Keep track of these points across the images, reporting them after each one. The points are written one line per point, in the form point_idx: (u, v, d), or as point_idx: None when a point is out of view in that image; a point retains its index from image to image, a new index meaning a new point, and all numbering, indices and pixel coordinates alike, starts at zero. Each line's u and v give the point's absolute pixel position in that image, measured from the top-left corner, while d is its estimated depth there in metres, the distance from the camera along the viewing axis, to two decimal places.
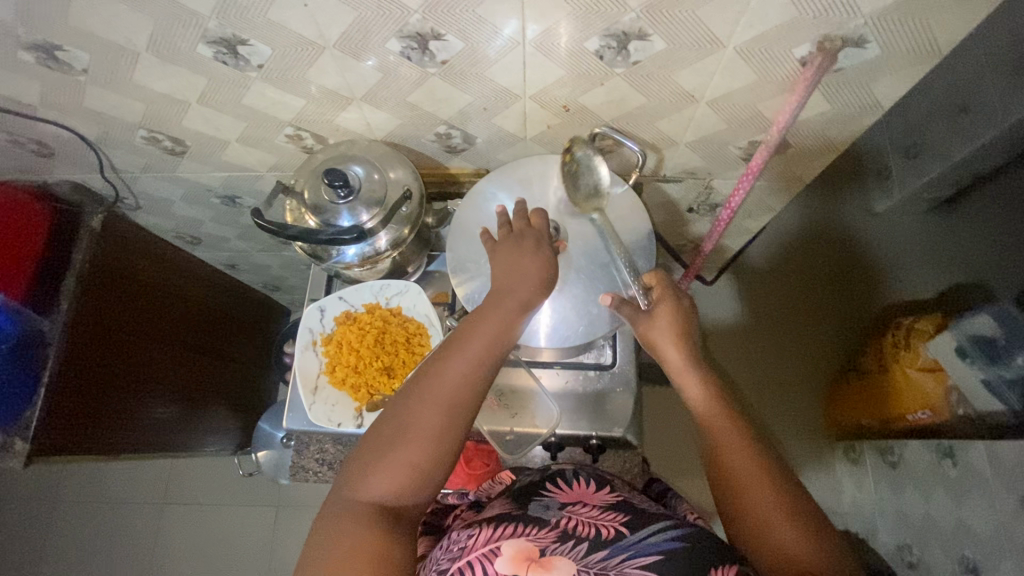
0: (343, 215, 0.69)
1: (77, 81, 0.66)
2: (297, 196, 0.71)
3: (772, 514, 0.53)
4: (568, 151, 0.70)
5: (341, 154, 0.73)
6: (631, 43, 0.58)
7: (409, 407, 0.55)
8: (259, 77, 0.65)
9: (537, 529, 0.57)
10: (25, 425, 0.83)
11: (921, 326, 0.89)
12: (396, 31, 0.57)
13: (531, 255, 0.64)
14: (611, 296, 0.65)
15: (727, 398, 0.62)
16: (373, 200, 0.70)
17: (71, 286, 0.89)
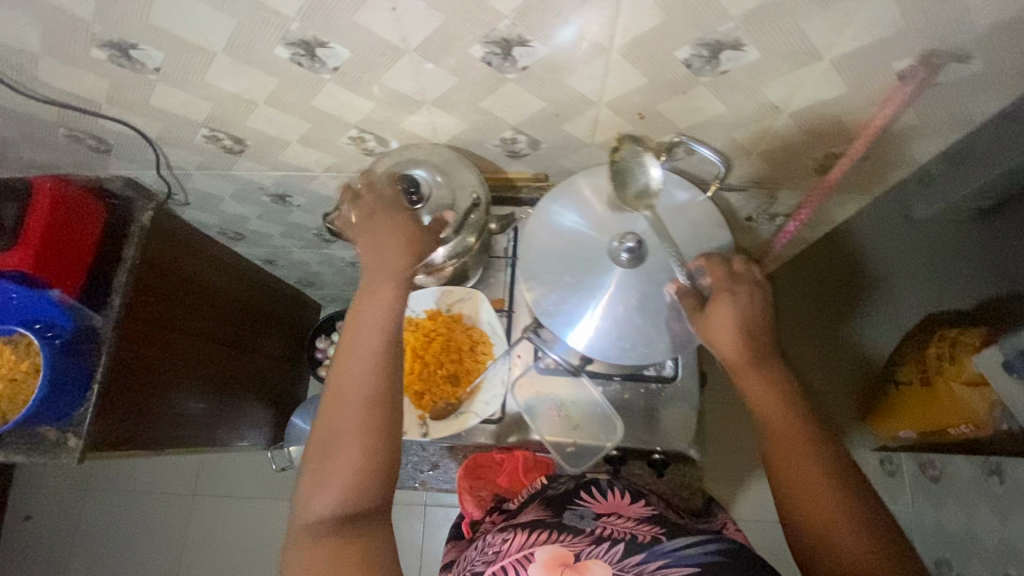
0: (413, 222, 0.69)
1: (147, 80, 0.65)
2: (365, 201, 0.70)
3: (830, 515, 0.51)
4: (613, 153, 0.63)
5: (407, 158, 0.72)
6: (723, 52, 0.56)
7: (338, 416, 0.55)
8: (332, 80, 0.63)
9: (570, 536, 0.55)
10: (79, 422, 0.84)
11: (965, 338, 0.85)
12: (483, 36, 0.56)
13: (385, 233, 0.64)
14: (678, 285, 0.65)
15: (788, 395, 0.58)
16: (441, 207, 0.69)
17: (123, 281, 0.88)
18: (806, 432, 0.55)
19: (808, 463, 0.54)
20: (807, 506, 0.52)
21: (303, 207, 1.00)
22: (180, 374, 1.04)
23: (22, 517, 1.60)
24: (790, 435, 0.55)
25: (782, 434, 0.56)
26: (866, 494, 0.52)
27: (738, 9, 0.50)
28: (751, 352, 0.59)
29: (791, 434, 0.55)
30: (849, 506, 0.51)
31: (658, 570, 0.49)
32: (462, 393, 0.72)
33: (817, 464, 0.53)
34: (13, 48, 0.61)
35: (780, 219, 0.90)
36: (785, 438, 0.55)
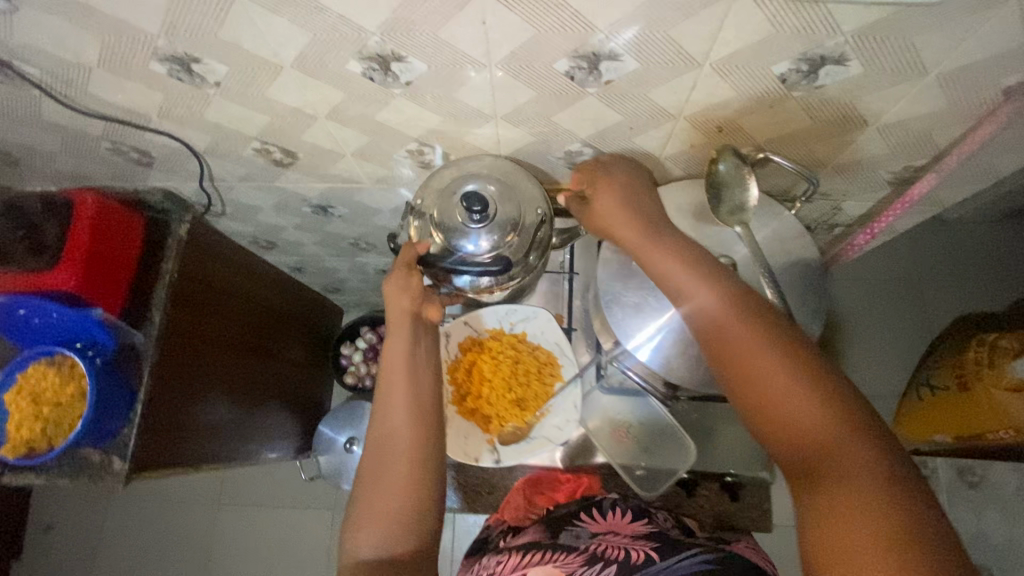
0: (477, 240, 0.67)
1: (205, 94, 0.62)
2: (425, 215, 0.68)
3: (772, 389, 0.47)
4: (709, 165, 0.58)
5: (468, 165, 0.68)
6: (824, 67, 0.53)
7: (376, 462, 0.59)
8: (402, 94, 0.60)
9: (565, 554, 0.55)
10: (122, 444, 0.80)
11: (1007, 344, 0.83)
12: (572, 51, 0.53)
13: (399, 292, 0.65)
14: (566, 194, 0.67)
15: (713, 287, 0.53)
16: (504, 223, 0.67)
17: (161, 297, 0.84)
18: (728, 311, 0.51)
19: (763, 365, 0.48)
20: (765, 413, 0.47)
21: (343, 218, 0.97)
22: (211, 383, 1.00)
23: (42, 527, 1.56)
24: (735, 341, 0.50)
25: (724, 344, 0.51)
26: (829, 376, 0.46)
27: (852, 23, 0.48)
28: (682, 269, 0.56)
29: (737, 339, 0.50)
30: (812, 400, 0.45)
31: None
32: (530, 417, 0.70)
33: (772, 361, 0.47)
34: (66, 60, 0.58)
35: (838, 230, 0.88)
36: (730, 346, 0.50)
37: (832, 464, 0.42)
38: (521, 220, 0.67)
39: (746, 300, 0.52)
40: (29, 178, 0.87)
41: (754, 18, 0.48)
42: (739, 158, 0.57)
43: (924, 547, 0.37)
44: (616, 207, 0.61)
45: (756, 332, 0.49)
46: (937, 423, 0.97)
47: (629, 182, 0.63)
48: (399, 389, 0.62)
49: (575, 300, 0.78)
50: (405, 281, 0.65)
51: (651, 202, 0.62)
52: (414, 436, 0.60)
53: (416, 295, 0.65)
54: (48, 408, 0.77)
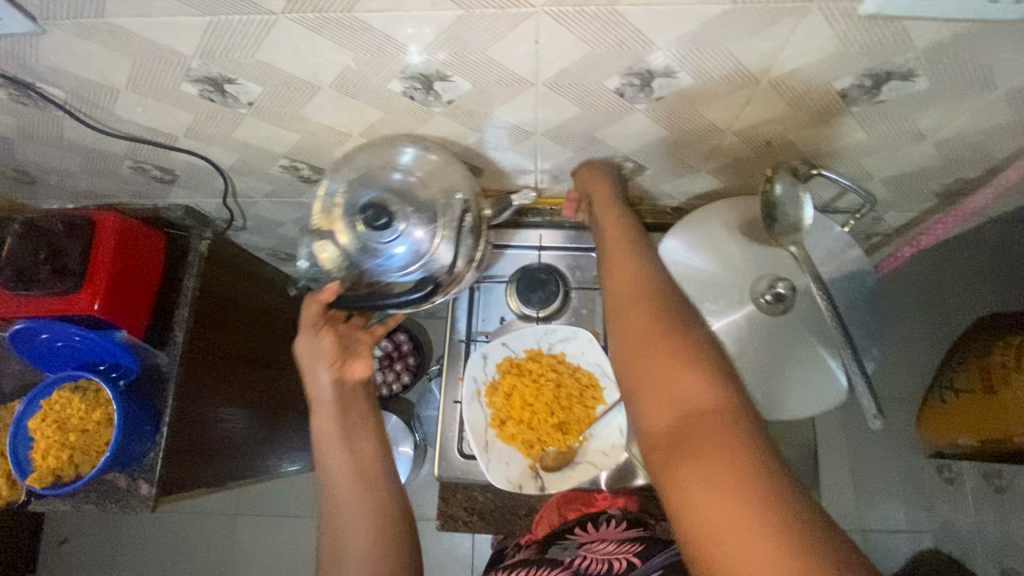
0: (398, 249, 0.66)
1: (236, 113, 0.60)
2: (333, 239, 0.67)
3: (656, 364, 0.46)
4: (766, 181, 0.57)
5: (377, 152, 0.64)
6: (888, 83, 0.51)
7: (333, 543, 0.56)
8: (442, 112, 0.58)
9: (547, 569, 0.55)
10: (150, 467, 0.80)
11: None
12: (625, 68, 0.51)
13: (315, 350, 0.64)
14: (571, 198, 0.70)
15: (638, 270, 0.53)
16: (425, 218, 0.66)
17: (184, 316, 0.84)
18: (643, 291, 0.51)
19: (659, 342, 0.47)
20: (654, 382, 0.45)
21: None
22: (234, 399, 0.99)
23: (59, 540, 1.54)
24: (629, 299, 0.51)
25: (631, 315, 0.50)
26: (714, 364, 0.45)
27: (925, 38, 0.46)
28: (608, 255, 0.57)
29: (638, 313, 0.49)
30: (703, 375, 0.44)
31: None
32: (573, 440, 0.68)
33: (656, 327, 0.48)
34: (93, 82, 0.55)
35: (876, 239, 0.86)
36: (637, 317, 0.49)
37: (686, 443, 0.41)
38: (444, 209, 0.66)
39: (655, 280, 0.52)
40: (46, 195, 0.85)
41: (822, 35, 0.46)
42: (790, 179, 0.57)
43: (797, 518, 0.36)
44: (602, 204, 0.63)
45: (655, 309, 0.49)
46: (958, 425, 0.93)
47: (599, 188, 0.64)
48: (341, 456, 0.59)
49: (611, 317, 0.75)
50: (318, 346, 0.65)
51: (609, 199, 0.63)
52: (365, 502, 0.57)
53: (332, 357, 0.65)
54: (73, 434, 0.75)
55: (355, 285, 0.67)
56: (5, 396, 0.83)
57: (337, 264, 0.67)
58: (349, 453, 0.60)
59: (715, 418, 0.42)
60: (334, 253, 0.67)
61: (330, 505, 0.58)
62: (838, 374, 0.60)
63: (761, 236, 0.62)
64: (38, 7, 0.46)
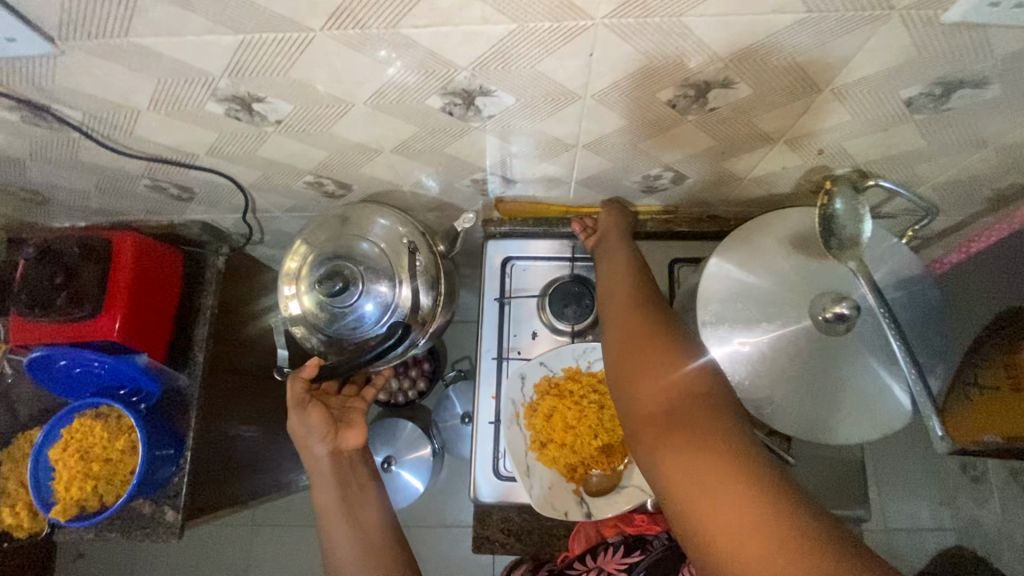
0: (363, 309, 0.66)
1: (262, 131, 0.57)
2: (303, 317, 0.69)
3: (649, 358, 0.51)
4: (822, 192, 0.56)
5: (352, 224, 0.70)
6: (958, 91, 0.48)
7: None
8: (480, 127, 0.55)
9: None
10: (174, 493, 0.77)
11: None
12: (680, 81, 0.48)
13: (306, 424, 0.67)
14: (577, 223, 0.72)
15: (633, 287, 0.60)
16: (384, 274, 0.67)
17: (205, 335, 0.82)
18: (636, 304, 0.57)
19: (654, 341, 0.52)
20: (645, 373, 0.50)
21: None
22: (253, 416, 0.97)
23: (74, 555, 1.52)
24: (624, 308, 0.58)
25: (626, 321, 0.56)
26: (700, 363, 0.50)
27: (1006, 45, 0.43)
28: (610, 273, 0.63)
29: (635, 318, 0.56)
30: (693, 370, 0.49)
31: None
32: (618, 463, 0.66)
33: (647, 330, 0.54)
34: (113, 103, 0.52)
35: (917, 242, 0.83)
36: (634, 323, 0.55)
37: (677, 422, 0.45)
38: (405, 264, 0.68)
39: (648, 295, 0.59)
40: (59, 215, 0.82)
41: (900, 43, 0.43)
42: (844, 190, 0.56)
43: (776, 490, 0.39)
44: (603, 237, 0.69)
45: (646, 315, 0.56)
46: None
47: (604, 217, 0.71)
48: (341, 519, 0.61)
49: None
50: (310, 423, 0.67)
51: (614, 227, 0.69)
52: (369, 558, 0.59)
53: (324, 430, 0.67)
54: (97, 464, 0.72)
55: (335, 355, 0.69)
56: (22, 422, 0.81)
57: (315, 339, 0.69)
58: (348, 522, 0.61)
59: (700, 401, 0.46)
60: (307, 328, 0.69)
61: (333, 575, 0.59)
62: (898, 394, 0.57)
63: (815, 251, 0.59)
64: (56, 28, 0.43)
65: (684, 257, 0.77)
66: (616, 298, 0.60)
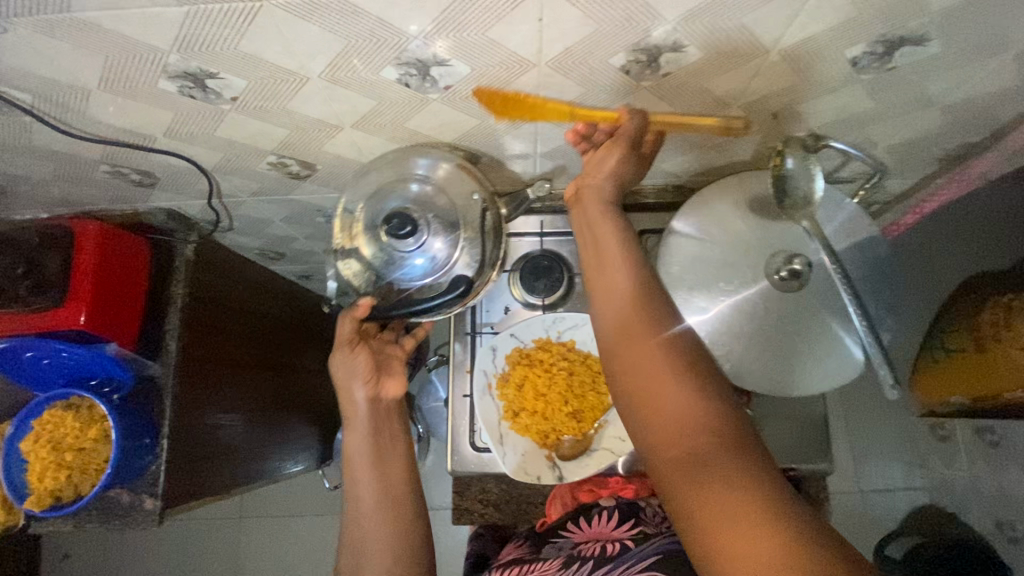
0: (421, 259, 0.67)
1: (219, 109, 0.56)
2: (357, 255, 0.68)
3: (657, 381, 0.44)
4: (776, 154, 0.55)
5: (395, 165, 0.66)
6: (900, 49, 0.50)
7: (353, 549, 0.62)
8: (439, 99, 0.55)
9: (542, 564, 0.60)
10: (153, 481, 0.77)
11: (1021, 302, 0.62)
12: (631, 44, 0.48)
13: (348, 367, 0.68)
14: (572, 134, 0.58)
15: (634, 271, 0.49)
16: (445, 226, 0.67)
17: (175, 323, 0.81)
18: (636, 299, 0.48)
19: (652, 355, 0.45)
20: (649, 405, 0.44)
21: None
22: (234, 404, 0.97)
23: (59, 556, 1.50)
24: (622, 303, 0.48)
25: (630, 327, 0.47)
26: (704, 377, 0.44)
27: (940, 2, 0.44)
28: (596, 253, 0.52)
29: (631, 324, 0.47)
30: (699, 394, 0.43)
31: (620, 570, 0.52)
32: (588, 428, 0.68)
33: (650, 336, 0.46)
34: (63, 84, 0.52)
35: (875, 207, 0.85)
36: (627, 331, 0.47)
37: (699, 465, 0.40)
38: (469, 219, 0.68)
39: (645, 282, 0.49)
40: (19, 205, 0.81)
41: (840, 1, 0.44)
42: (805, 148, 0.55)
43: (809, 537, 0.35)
44: (587, 189, 0.55)
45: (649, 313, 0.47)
46: None
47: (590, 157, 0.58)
48: (364, 467, 0.64)
49: None
50: (355, 364, 0.68)
51: (601, 179, 0.55)
52: (386, 510, 0.63)
53: (367, 376, 0.68)
54: (70, 454, 0.72)
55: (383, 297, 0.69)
56: None
57: (365, 280, 0.69)
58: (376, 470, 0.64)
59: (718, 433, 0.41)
60: (360, 269, 0.68)
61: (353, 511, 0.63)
62: (853, 348, 0.59)
63: (773, 213, 0.61)
64: None
65: (651, 228, 0.79)
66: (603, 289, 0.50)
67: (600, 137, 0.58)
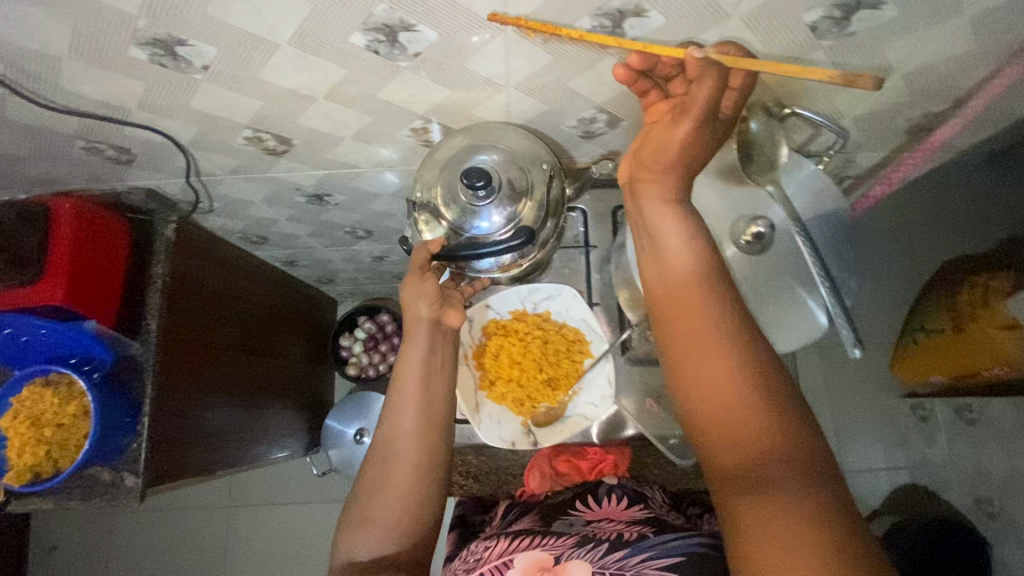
0: (490, 217, 0.65)
1: (191, 79, 0.57)
2: (431, 206, 0.67)
3: (712, 376, 0.44)
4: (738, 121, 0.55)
5: (467, 137, 0.66)
6: (858, 13, 0.51)
7: (382, 459, 0.63)
8: (409, 67, 0.56)
9: (554, 539, 0.58)
10: (134, 458, 0.77)
11: (995, 284, 0.77)
12: (595, 8, 0.49)
13: (414, 292, 0.66)
14: (623, 70, 0.51)
15: (703, 255, 0.48)
16: (520, 191, 0.65)
17: (157, 303, 0.81)
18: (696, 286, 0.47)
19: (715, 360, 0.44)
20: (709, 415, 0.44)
21: (339, 205, 0.93)
22: (217, 388, 0.97)
23: (47, 548, 1.50)
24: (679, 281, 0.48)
25: (683, 321, 0.46)
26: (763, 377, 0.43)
27: None
28: (651, 239, 0.51)
29: (688, 321, 0.46)
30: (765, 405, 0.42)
31: (640, 563, 0.51)
32: (562, 395, 0.73)
33: (706, 327, 0.45)
34: (34, 52, 0.52)
35: (848, 182, 0.86)
36: (678, 315, 0.47)
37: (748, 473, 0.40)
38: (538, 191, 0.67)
39: (705, 267, 0.47)
40: None
41: None
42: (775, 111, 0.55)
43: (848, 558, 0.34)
44: (644, 177, 0.50)
45: (713, 304, 0.46)
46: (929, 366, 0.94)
47: (651, 131, 0.51)
48: (414, 382, 0.65)
49: (594, 275, 0.78)
50: (424, 288, 0.66)
51: (648, 156, 0.50)
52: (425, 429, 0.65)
53: (433, 300, 0.66)
54: (48, 430, 0.73)
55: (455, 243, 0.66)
56: None
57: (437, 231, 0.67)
58: (424, 392, 0.65)
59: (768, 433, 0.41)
60: (433, 219, 0.67)
61: (391, 431, 0.64)
62: (817, 313, 0.60)
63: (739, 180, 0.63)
64: None
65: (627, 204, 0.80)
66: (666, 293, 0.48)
67: (667, 71, 0.52)
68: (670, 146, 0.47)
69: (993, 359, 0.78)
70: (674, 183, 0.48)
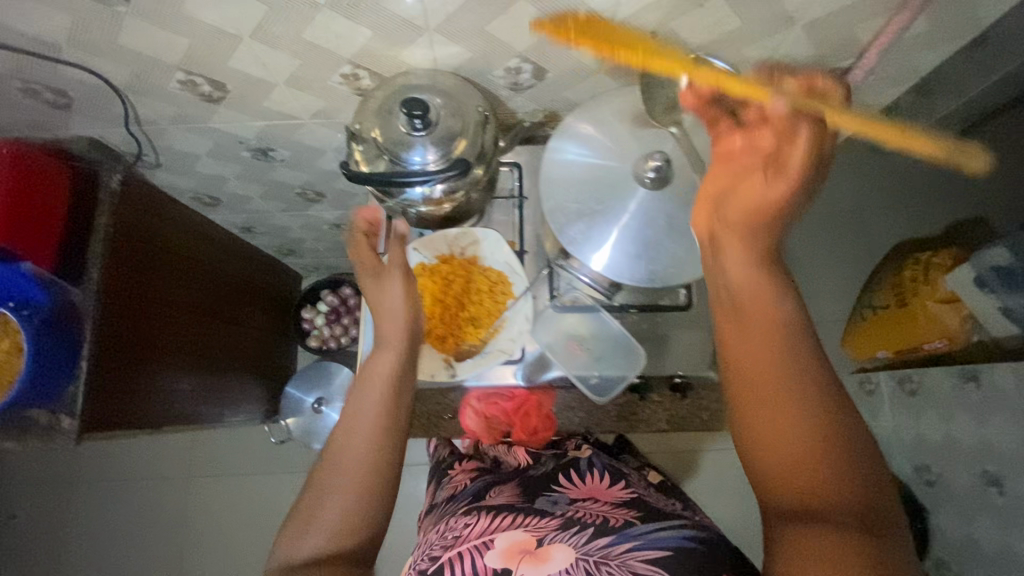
0: (424, 152, 0.68)
1: (116, 12, 0.59)
2: (365, 138, 0.69)
3: (777, 406, 0.46)
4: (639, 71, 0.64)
5: (395, 81, 0.70)
6: None
7: (337, 446, 0.62)
8: (328, 5, 0.59)
9: (537, 520, 0.61)
10: (71, 400, 0.77)
11: (940, 260, 0.87)
12: None
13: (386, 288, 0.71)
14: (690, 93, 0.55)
15: (770, 286, 0.50)
16: (450, 129, 0.68)
17: (98, 250, 0.81)
18: (766, 316, 0.50)
19: (781, 405, 0.46)
20: (767, 438, 0.46)
21: (288, 162, 0.94)
22: (166, 347, 0.97)
23: (5, 517, 1.50)
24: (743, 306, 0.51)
25: (751, 350, 0.49)
26: (835, 413, 0.45)
27: None
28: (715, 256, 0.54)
29: (754, 351, 0.49)
30: (830, 458, 0.44)
31: (625, 552, 0.53)
32: (484, 333, 0.77)
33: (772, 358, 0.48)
34: None
35: None
36: (745, 345, 0.50)
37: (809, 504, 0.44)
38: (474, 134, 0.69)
39: (772, 297, 0.50)
40: None
41: None
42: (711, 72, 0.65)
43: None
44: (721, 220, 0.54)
45: (779, 335, 0.48)
46: (874, 339, 1.02)
47: (742, 181, 0.54)
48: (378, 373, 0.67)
49: (527, 226, 0.80)
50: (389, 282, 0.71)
51: (733, 199, 0.53)
52: (383, 417, 0.64)
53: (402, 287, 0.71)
54: None
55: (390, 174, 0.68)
56: None
57: (371, 162, 0.69)
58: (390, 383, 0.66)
59: (831, 468, 0.44)
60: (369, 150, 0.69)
61: (351, 414, 0.64)
62: None
63: (646, 124, 0.68)
64: None
65: None
66: (738, 319, 0.51)
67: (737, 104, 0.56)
68: (767, 205, 0.51)
69: (935, 330, 0.88)
70: (749, 228, 0.52)
